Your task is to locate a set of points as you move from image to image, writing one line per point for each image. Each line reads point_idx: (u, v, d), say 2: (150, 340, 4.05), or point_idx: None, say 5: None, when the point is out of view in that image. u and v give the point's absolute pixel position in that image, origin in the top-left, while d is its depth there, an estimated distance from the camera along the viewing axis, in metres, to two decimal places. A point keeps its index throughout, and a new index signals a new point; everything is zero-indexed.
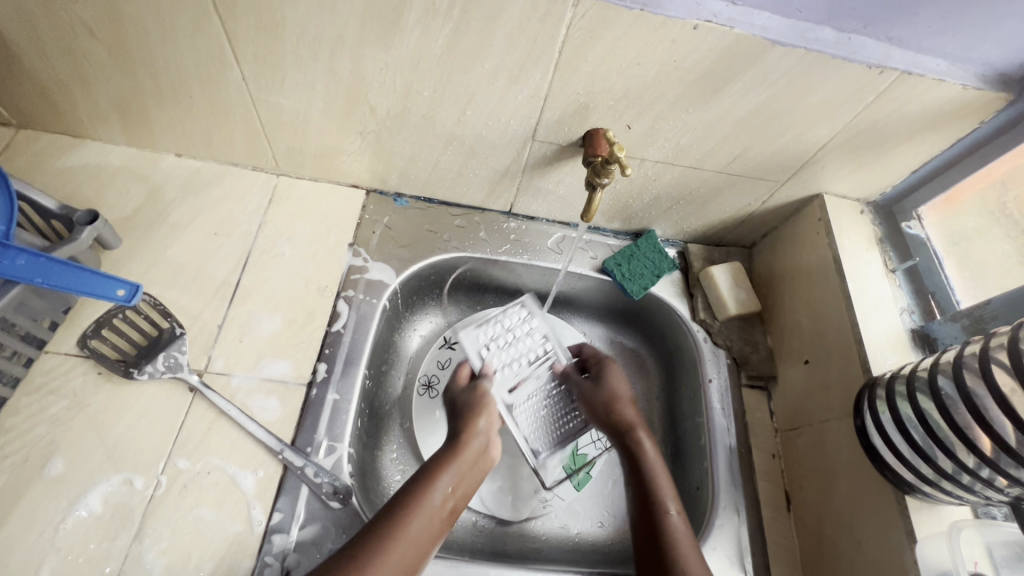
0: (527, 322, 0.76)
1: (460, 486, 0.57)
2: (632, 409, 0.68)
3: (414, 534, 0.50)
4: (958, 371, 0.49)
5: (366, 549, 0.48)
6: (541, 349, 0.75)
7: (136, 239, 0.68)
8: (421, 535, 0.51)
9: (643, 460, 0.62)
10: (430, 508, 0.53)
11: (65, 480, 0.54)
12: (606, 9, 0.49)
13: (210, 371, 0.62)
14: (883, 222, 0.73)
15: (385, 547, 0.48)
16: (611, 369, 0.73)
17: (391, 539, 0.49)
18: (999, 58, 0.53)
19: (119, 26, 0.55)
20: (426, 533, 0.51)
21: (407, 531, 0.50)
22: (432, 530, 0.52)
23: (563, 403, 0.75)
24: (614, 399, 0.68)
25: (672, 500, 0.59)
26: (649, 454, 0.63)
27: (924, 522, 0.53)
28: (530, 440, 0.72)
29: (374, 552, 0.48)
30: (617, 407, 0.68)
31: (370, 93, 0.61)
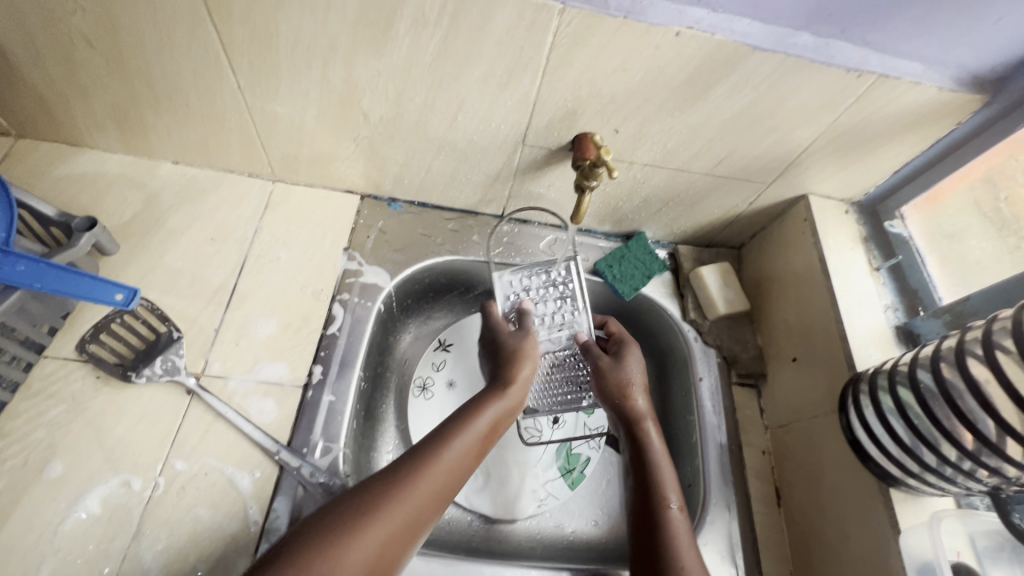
0: (565, 282, 0.72)
1: (499, 422, 0.58)
2: (643, 399, 0.66)
3: (454, 454, 0.51)
4: (936, 365, 0.50)
5: (407, 465, 0.49)
6: (568, 314, 0.71)
7: (133, 245, 0.69)
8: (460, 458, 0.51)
9: (647, 452, 0.62)
10: (470, 436, 0.53)
11: (64, 483, 0.55)
12: (590, 16, 0.50)
13: (207, 374, 0.63)
14: (867, 221, 0.75)
15: (424, 465, 0.49)
16: (629, 351, 0.70)
17: (430, 459, 0.49)
18: (973, 61, 0.55)
19: (116, 36, 0.56)
20: (462, 459, 0.52)
21: (446, 452, 0.51)
22: (470, 455, 0.53)
23: (571, 369, 0.75)
24: (626, 381, 0.67)
25: (675, 496, 0.58)
26: (654, 446, 0.62)
27: (908, 513, 0.54)
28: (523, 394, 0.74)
29: (413, 469, 0.48)
30: (627, 395, 0.66)
31: (363, 100, 0.62)
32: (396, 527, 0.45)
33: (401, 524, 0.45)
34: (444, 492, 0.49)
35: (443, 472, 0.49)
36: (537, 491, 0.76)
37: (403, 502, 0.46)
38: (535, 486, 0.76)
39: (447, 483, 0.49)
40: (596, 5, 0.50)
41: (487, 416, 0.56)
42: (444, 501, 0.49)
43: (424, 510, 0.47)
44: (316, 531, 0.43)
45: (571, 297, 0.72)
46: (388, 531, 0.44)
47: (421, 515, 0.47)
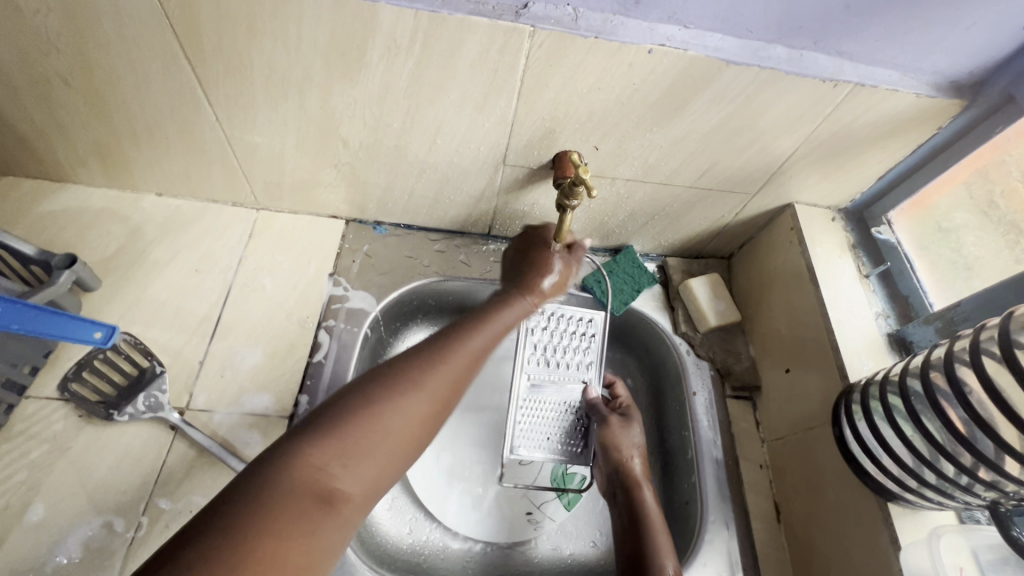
0: (586, 335, 0.76)
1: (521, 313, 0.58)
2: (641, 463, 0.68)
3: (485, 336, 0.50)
4: (926, 376, 0.50)
5: (438, 343, 0.47)
6: (584, 366, 0.75)
7: (117, 279, 0.69)
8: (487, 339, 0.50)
9: (641, 508, 0.63)
10: (498, 326, 0.53)
11: (46, 526, 0.54)
12: (561, 38, 0.50)
13: (191, 408, 0.62)
14: (854, 227, 0.74)
15: (456, 345, 0.47)
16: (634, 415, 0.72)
17: (460, 341, 0.48)
18: (949, 67, 0.55)
19: (92, 73, 0.56)
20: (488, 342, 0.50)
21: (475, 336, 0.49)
22: (494, 339, 0.52)
23: (571, 421, 0.73)
24: (624, 447, 0.68)
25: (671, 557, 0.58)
26: (646, 501, 0.64)
27: (907, 528, 0.53)
28: (520, 434, 0.71)
29: (443, 350, 0.46)
30: (630, 461, 0.67)
31: (342, 127, 0.62)
32: (439, 395, 0.43)
33: (435, 401, 0.43)
34: (474, 369, 0.48)
35: (471, 353, 0.48)
36: (532, 513, 0.74)
37: (443, 372, 0.44)
38: (530, 508, 0.75)
39: (477, 361, 0.48)
40: (566, 27, 0.50)
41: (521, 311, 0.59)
42: (475, 372, 0.48)
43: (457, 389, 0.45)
44: (352, 397, 0.40)
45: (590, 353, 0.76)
46: (425, 407, 0.42)
47: (454, 394, 0.45)
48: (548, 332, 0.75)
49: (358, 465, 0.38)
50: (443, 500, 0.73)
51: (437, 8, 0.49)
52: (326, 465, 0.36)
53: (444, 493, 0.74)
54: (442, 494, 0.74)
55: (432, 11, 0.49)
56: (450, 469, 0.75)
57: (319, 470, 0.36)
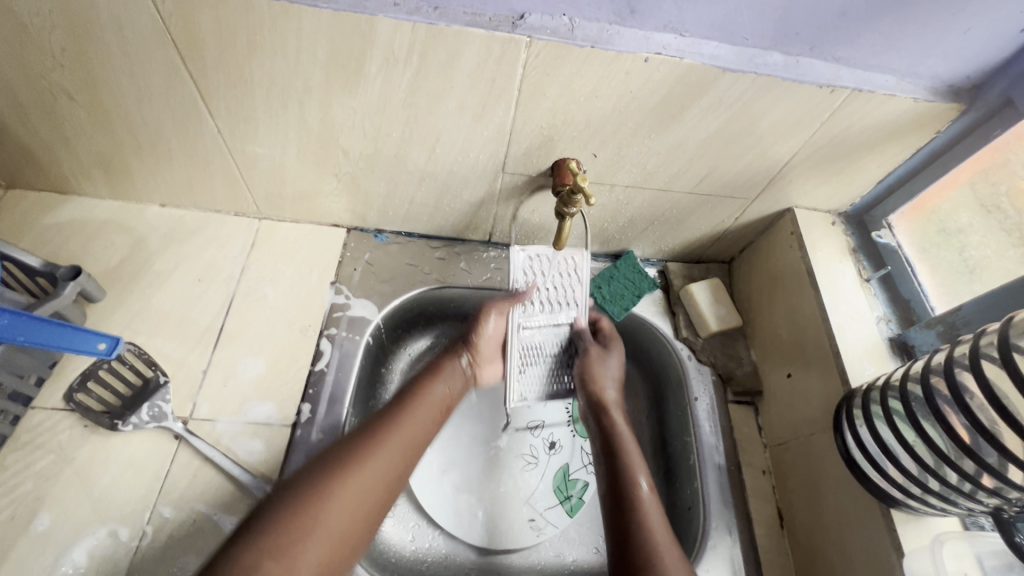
0: (571, 274, 0.71)
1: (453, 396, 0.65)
2: (614, 390, 0.70)
3: (412, 423, 0.57)
4: (927, 382, 0.49)
5: (369, 434, 0.53)
6: (571, 303, 0.72)
7: (121, 289, 0.70)
8: (415, 428, 0.57)
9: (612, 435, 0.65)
10: (425, 410, 0.59)
11: (51, 536, 0.54)
12: (558, 47, 0.51)
13: (195, 417, 0.63)
14: (855, 231, 0.74)
15: (387, 436, 0.54)
16: (615, 345, 0.74)
17: (391, 432, 0.54)
18: (946, 71, 0.55)
19: (96, 88, 0.57)
20: (418, 431, 0.57)
21: (404, 425, 0.56)
22: (425, 428, 0.58)
23: (561, 357, 0.76)
24: (605, 378, 0.70)
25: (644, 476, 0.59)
26: (620, 429, 0.65)
27: (910, 534, 0.53)
28: (520, 386, 0.73)
29: (372, 443, 0.52)
30: (604, 392, 0.69)
31: (342, 137, 0.62)
32: (375, 486, 0.50)
33: (370, 493, 0.49)
34: (408, 460, 0.54)
35: (401, 446, 0.54)
36: (534, 519, 0.74)
37: (376, 464, 0.51)
38: (533, 514, 0.75)
39: (410, 452, 0.55)
40: (563, 37, 0.50)
41: (457, 383, 0.67)
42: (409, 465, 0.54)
43: (388, 480, 0.51)
44: (294, 493, 0.46)
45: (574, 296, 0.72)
46: (357, 499, 0.48)
47: (385, 487, 0.51)
48: (532, 279, 0.69)
49: (303, 557, 0.43)
50: (444, 506, 0.73)
51: (434, 20, 0.49)
52: (273, 559, 0.41)
53: (446, 499, 0.74)
54: (444, 499, 0.74)
55: (429, 23, 0.49)
56: (453, 476, 0.75)
57: (266, 563, 0.41)
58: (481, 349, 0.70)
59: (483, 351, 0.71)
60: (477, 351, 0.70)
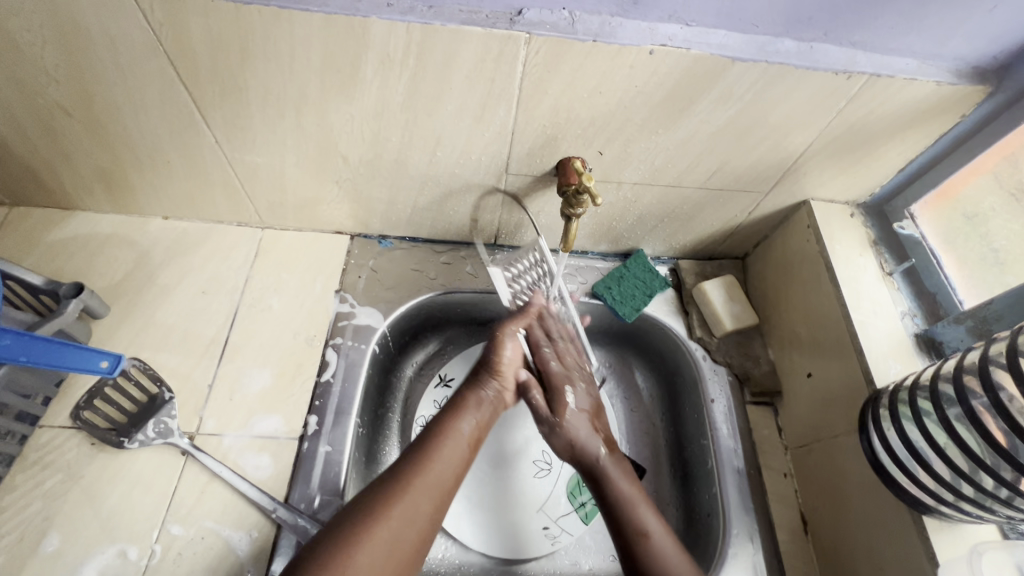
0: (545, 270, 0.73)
1: (481, 426, 0.63)
2: (589, 436, 0.65)
3: (443, 461, 0.56)
4: (959, 383, 0.47)
5: (396, 479, 0.53)
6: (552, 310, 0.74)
7: (125, 304, 0.69)
8: (440, 472, 0.55)
9: (608, 484, 0.61)
10: (455, 442, 0.59)
11: (61, 556, 0.54)
12: (558, 43, 0.49)
13: (201, 432, 0.62)
14: (875, 223, 0.71)
15: (411, 476, 0.54)
16: (566, 375, 0.70)
17: (417, 475, 0.54)
18: (970, 52, 0.52)
19: (91, 102, 0.56)
20: (444, 476, 0.55)
21: (433, 463, 0.56)
22: (450, 472, 0.56)
23: None
24: (576, 441, 0.65)
25: (650, 515, 0.58)
26: (612, 476, 0.61)
27: (945, 543, 0.50)
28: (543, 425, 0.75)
29: (395, 492, 0.52)
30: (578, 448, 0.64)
31: (341, 144, 0.61)
32: (403, 537, 0.50)
33: (397, 545, 0.49)
34: (439, 503, 0.54)
35: (428, 495, 0.53)
36: (549, 527, 0.73)
37: (400, 512, 0.51)
38: (547, 522, 0.73)
39: (442, 498, 0.54)
40: (563, 32, 0.48)
41: (486, 412, 0.64)
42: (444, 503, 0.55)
43: (417, 532, 0.51)
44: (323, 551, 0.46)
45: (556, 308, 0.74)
46: (384, 554, 0.48)
47: (417, 537, 0.51)
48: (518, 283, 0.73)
49: None
50: (455, 515, 0.71)
51: (430, 20, 0.48)
52: None
53: (459, 508, 0.72)
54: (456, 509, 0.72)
55: (424, 24, 0.48)
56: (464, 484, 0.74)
57: None
58: (504, 373, 0.67)
59: (507, 374, 0.67)
60: (500, 377, 0.67)
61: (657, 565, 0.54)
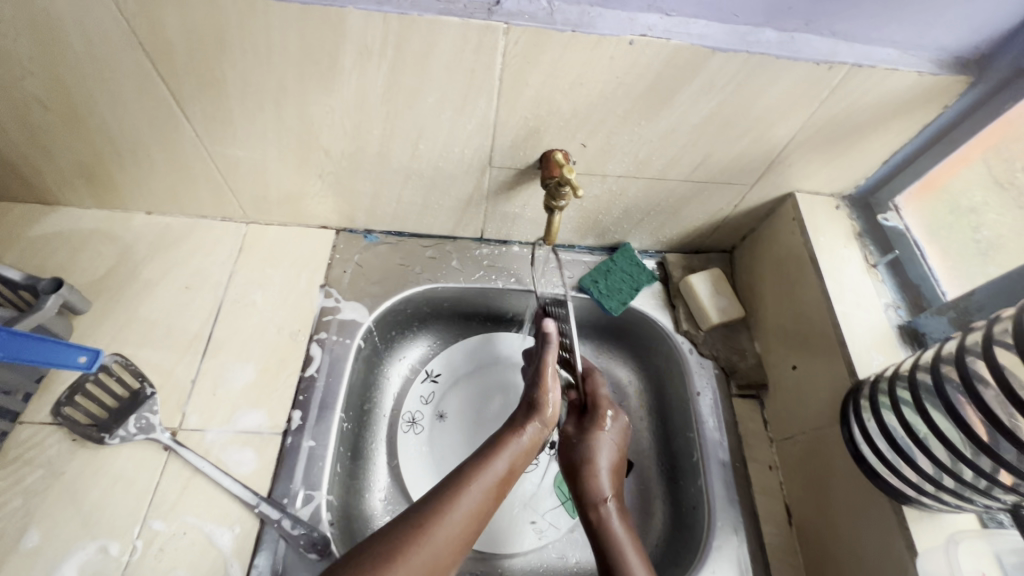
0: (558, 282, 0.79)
1: (517, 466, 0.56)
2: (605, 469, 0.63)
3: (470, 504, 0.50)
4: (937, 373, 0.47)
5: (417, 519, 0.47)
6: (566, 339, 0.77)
7: (107, 300, 0.69)
8: (465, 517, 0.49)
9: (612, 543, 0.57)
10: (482, 483, 0.52)
11: (41, 553, 0.54)
12: (537, 33, 0.48)
13: (184, 428, 0.62)
14: (860, 215, 0.71)
15: (432, 519, 0.47)
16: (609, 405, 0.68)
17: (439, 519, 0.47)
18: (952, 41, 0.52)
19: (68, 96, 0.56)
20: (463, 526, 0.48)
21: (460, 503, 0.49)
22: (472, 520, 0.49)
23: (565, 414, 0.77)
24: (591, 462, 0.63)
25: None
26: (616, 533, 0.58)
27: (924, 533, 0.50)
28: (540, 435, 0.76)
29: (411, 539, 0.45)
30: (591, 476, 0.62)
31: (323, 137, 0.61)
32: None
33: None
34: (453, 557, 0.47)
35: (446, 545, 0.46)
36: (536, 521, 0.73)
37: (414, 561, 0.44)
38: (535, 517, 0.73)
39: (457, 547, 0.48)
40: (542, 22, 0.48)
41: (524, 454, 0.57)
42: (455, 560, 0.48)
43: None
44: None
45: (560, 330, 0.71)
46: None
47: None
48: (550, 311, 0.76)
49: None
50: None
51: (406, 10, 0.47)
52: None
53: None
54: None
55: (401, 14, 0.47)
56: None
57: None
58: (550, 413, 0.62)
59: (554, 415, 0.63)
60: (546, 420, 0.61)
61: None
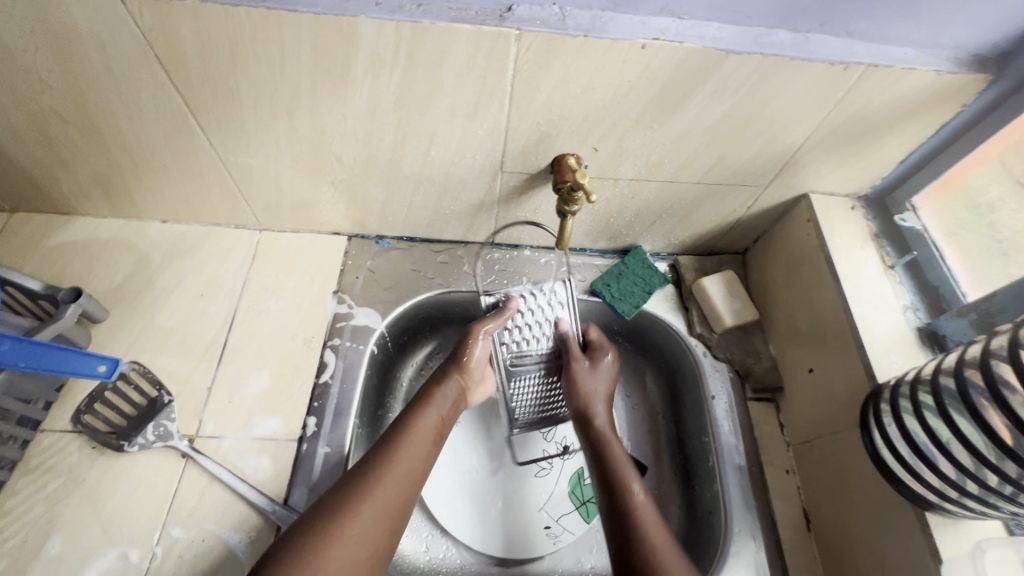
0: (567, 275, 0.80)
1: (447, 419, 0.63)
2: (600, 398, 0.69)
3: (414, 445, 0.57)
4: (961, 377, 0.46)
5: (376, 461, 0.54)
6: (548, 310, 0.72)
7: (124, 308, 0.70)
8: (408, 465, 0.55)
9: (606, 449, 0.64)
10: (422, 428, 0.59)
11: (63, 559, 0.54)
12: (549, 39, 0.48)
13: (201, 435, 0.62)
14: (876, 215, 0.70)
15: (387, 460, 0.55)
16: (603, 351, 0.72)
17: (392, 458, 0.55)
18: (971, 40, 0.51)
19: (85, 108, 0.57)
20: (415, 464, 0.56)
21: (406, 445, 0.57)
22: (422, 458, 0.57)
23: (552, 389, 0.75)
24: (588, 391, 0.69)
25: (638, 480, 0.60)
26: (609, 442, 0.65)
27: (949, 540, 0.49)
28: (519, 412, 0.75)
29: (373, 478, 0.53)
30: (591, 403, 0.68)
31: (335, 145, 0.61)
32: (380, 515, 0.51)
33: (371, 528, 0.50)
34: (410, 487, 0.55)
35: (399, 481, 0.54)
36: (550, 526, 0.72)
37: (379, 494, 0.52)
38: (549, 522, 0.73)
39: (412, 477, 0.55)
40: (554, 27, 0.48)
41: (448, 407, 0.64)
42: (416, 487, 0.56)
43: (391, 511, 0.52)
44: (302, 532, 0.48)
45: (559, 290, 0.72)
46: (359, 536, 0.49)
47: (389, 526, 0.51)
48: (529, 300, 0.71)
49: None
50: (455, 514, 0.71)
51: (419, 18, 0.47)
52: None
53: (459, 508, 0.72)
54: (457, 508, 0.72)
55: (413, 22, 0.47)
56: (465, 483, 0.74)
57: None
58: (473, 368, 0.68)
59: (475, 370, 0.68)
60: (467, 373, 0.67)
61: (637, 521, 0.56)
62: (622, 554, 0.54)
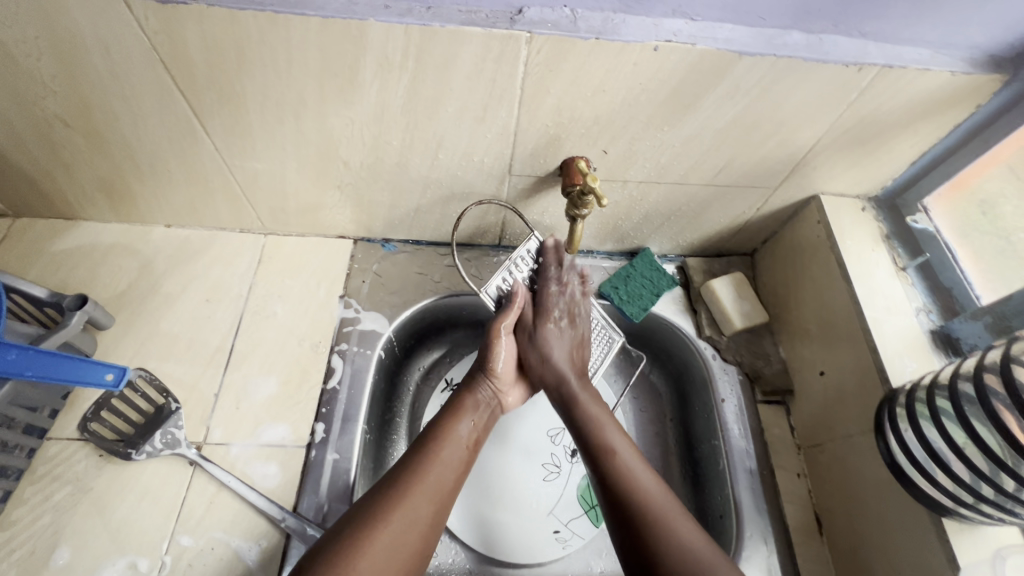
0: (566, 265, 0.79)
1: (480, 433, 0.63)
2: (563, 362, 0.66)
3: (448, 453, 0.58)
4: (981, 382, 0.46)
5: (411, 469, 0.55)
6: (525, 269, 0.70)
7: (129, 314, 0.69)
8: (443, 474, 0.56)
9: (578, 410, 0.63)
10: (455, 436, 0.60)
11: (71, 569, 0.54)
12: (560, 41, 0.48)
13: (208, 442, 0.62)
14: (887, 216, 0.69)
15: (423, 467, 0.55)
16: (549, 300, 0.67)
17: (428, 465, 0.56)
18: (987, 39, 0.50)
19: (89, 113, 0.56)
20: (448, 472, 0.56)
21: (441, 454, 0.57)
22: (455, 468, 0.58)
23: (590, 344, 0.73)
24: (549, 361, 0.66)
25: (616, 435, 0.60)
26: (582, 403, 0.63)
27: (966, 547, 0.49)
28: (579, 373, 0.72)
29: (408, 484, 0.53)
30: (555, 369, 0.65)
31: (342, 148, 0.60)
32: (416, 525, 0.51)
33: (407, 536, 0.50)
34: (444, 497, 0.55)
35: (433, 489, 0.54)
36: (560, 530, 0.72)
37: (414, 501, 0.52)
38: (558, 526, 0.72)
39: (446, 488, 0.56)
40: (565, 30, 0.47)
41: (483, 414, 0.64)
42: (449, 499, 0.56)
43: (426, 519, 0.52)
44: (339, 538, 0.48)
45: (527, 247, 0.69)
46: (394, 541, 0.49)
47: (419, 540, 0.51)
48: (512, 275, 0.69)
49: None
50: (464, 519, 0.71)
51: (428, 21, 0.47)
52: None
53: (468, 513, 0.72)
54: (465, 513, 0.71)
55: (422, 25, 0.47)
56: (473, 488, 0.73)
57: None
58: (501, 374, 0.67)
59: (503, 374, 0.67)
60: (496, 378, 0.67)
61: (621, 478, 0.56)
62: (616, 511, 0.55)
